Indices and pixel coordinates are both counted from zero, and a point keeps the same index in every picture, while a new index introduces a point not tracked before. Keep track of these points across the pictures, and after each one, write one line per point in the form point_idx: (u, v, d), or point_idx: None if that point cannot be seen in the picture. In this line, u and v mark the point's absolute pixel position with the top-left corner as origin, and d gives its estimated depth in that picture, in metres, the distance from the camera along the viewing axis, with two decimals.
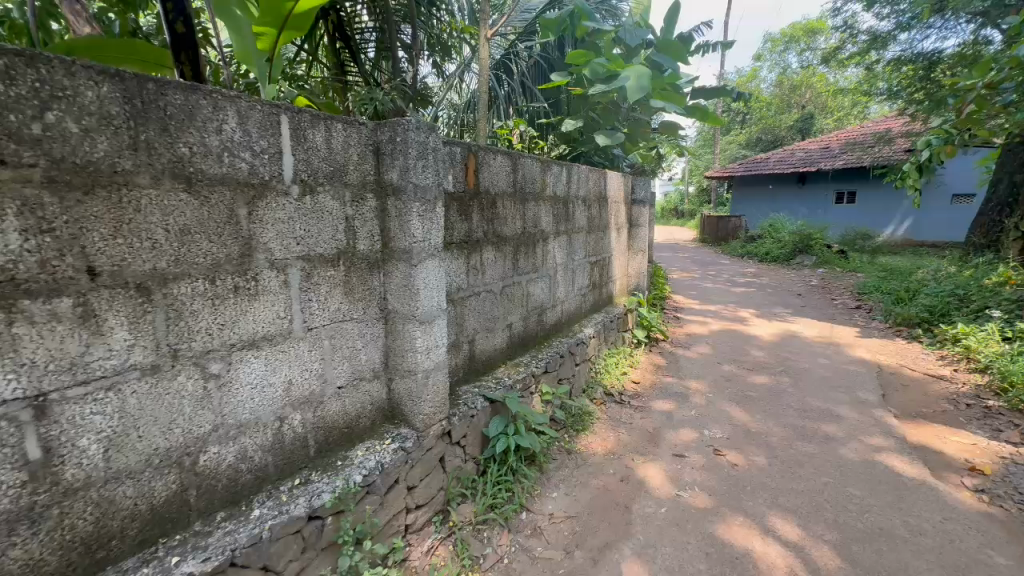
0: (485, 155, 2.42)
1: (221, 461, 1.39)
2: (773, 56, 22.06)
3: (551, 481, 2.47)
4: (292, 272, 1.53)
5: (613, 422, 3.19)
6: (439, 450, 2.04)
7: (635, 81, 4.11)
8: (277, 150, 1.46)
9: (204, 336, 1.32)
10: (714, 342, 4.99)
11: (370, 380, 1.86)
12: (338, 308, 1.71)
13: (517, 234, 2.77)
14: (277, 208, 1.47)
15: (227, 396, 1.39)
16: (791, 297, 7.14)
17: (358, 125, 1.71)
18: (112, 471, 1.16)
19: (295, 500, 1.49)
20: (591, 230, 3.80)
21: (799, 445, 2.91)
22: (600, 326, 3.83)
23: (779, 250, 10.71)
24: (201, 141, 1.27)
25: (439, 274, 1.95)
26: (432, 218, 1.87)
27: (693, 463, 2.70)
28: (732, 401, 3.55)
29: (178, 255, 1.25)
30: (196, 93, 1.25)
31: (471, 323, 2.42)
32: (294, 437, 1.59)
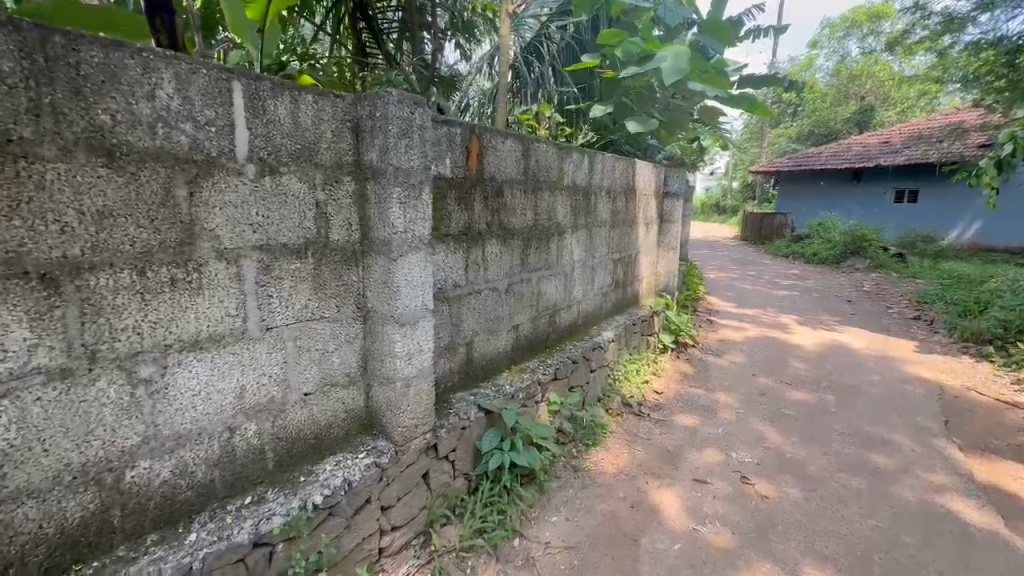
0: (491, 137, 2.17)
1: (154, 477, 1.22)
2: (831, 42, 20.59)
3: (552, 503, 2.23)
4: (247, 264, 1.34)
5: (628, 437, 2.90)
6: (422, 466, 1.84)
7: (672, 61, 3.73)
8: (228, 122, 1.27)
9: (131, 336, 1.14)
10: (749, 350, 4.58)
11: (344, 387, 1.66)
12: (305, 305, 1.51)
13: (528, 227, 2.51)
14: (226, 190, 1.27)
15: (161, 404, 1.21)
16: (840, 303, 6.55)
17: (333, 97, 1.50)
18: (9, 490, 1.00)
19: (240, 524, 1.31)
20: (616, 225, 3.49)
21: (843, 477, 2.54)
22: (621, 329, 3.53)
23: (828, 252, 9.95)
24: (127, 107, 1.08)
25: (425, 270, 1.73)
26: (417, 206, 1.65)
27: (716, 492, 2.39)
28: (766, 420, 3.19)
29: (97, 241, 1.07)
30: (120, 50, 1.06)
31: (469, 324, 2.19)
32: (247, 450, 1.41)
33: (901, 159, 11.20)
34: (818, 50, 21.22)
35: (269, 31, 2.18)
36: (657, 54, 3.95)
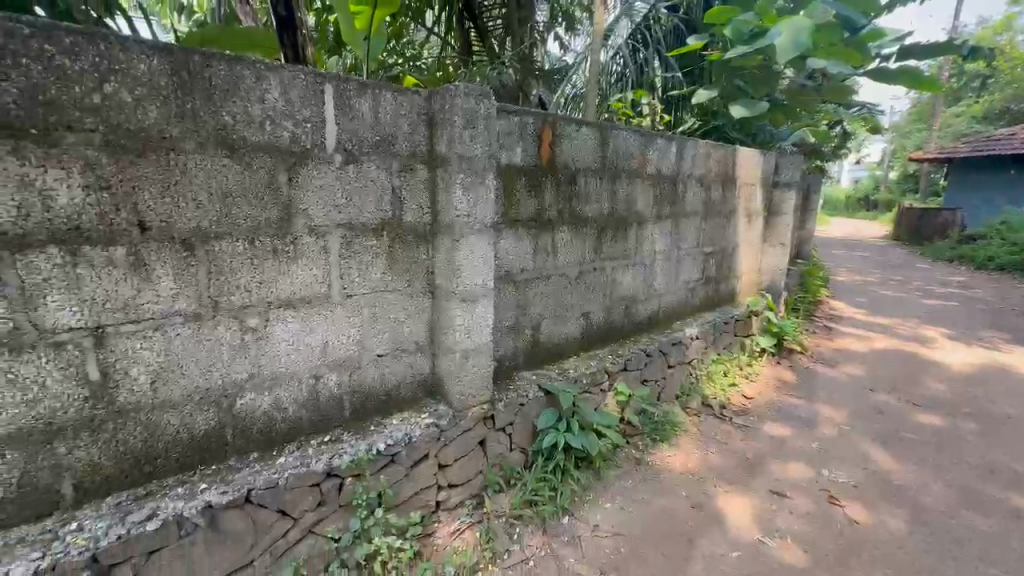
0: (565, 126, 2.21)
1: (257, 408, 1.52)
2: None
3: (608, 490, 2.24)
4: (331, 239, 1.58)
5: (704, 438, 2.77)
6: (479, 434, 1.99)
7: (789, 36, 3.36)
8: (320, 119, 1.51)
9: (242, 292, 1.44)
10: (873, 363, 3.99)
11: (412, 353, 1.86)
12: (379, 278, 1.72)
13: (603, 216, 2.50)
14: (318, 176, 1.52)
15: (263, 349, 1.50)
16: (1015, 319, 5.33)
17: (410, 94, 1.68)
18: (158, 400, 1.35)
19: (318, 456, 1.58)
20: (708, 216, 3.28)
21: (967, 516, 2.15)
22: (709, 327, 3.33)
23: (1011, 256, 8.09)
24: (244, 110, 1.37)
25: (487, 252, 1.86)
26: (480, 192, 1.79)
27: (794, 507, 2.20)
28: (877, 441, 2.79)
29: (221, 216, 1.38)
30: (240, 64, 1.34)
31: (536, 308, 2.28)
32: (329, 396, 1.67)
33: None
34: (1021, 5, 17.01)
35: (374, 38, 2.45)
36: (772, 29, 3.58)
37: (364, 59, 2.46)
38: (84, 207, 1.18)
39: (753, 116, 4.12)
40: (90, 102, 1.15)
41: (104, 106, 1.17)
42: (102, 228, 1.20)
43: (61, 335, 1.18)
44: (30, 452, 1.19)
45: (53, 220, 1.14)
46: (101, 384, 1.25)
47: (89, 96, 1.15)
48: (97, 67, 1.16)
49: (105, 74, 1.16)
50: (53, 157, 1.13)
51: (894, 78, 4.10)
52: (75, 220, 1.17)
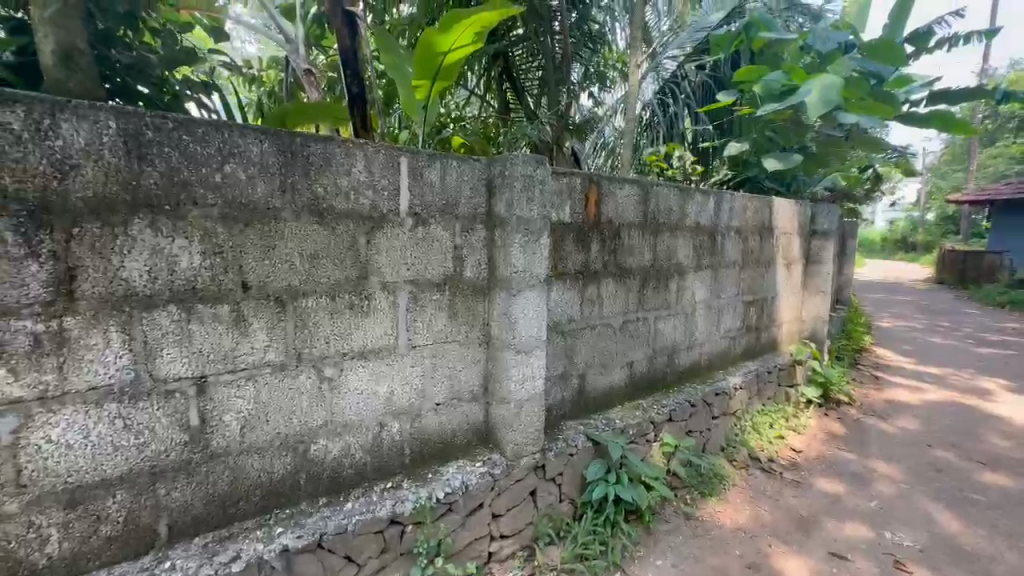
0: (610, 185, 2.34)
1: (328, 453, 1.61)
2: None
3: (658, 546, 2.20)
4: (401, 294, 1.71)
5: (753, 493, 2.69)
6: (530, 483, 2.02)
7: (818, 93, 3.48)
8: (395, 187, 1.67)
9: (322, 344, 1.57)
10: (928, 416, 3.81)
11: (468, 402, 1.94)
12: (441, 330, 1.83)
13: (645, 267, 2.58)
14: (391, 238, 1.67)
15: (337, 397, 1.61)
16: None
17: (473, 162, 1.84)
18: (245, 444, 1.45)
19: (382, 502, 1.65)
20: (747, 265, 3.32)
21: None
22: (752, 377, 3.29)
23: None
24: (333, 182, 1.54)
25: (540, 305, 1.96)
26: (535, 249, 1.91)
27: (857, 572, 2.10)
28: (940, 501, 2.66)
29: (309, 275, 1.52)
30: (333, 143, 1.53)
31: (583, 357, 2.33)
32: (391, 443, 1.75)
33: None
34: None
35: (431, 106, 2.69)
36: (802, 87, 3.72)
37: (422, 125, 2.69)
38: (200, 270, 1.34)
39: (785, 167, 4.21)
40: (212, 180, 1.34)
41: (224, 183, 1.36)
42: (213, 288, 1.36)
43: (171, 384, 1.32)
44: (136, 492, 1.30)
45: (175, 281, 1.31)
46: (200, 429, 1.37)
47: (211, 176, 1.34)
48: (220, 151, 1.35)
49: (225, 158, 1.35)
50: (180, 228, 1.30)
51: (932, 124, 4.13)
52: (191, 280, 1.33)
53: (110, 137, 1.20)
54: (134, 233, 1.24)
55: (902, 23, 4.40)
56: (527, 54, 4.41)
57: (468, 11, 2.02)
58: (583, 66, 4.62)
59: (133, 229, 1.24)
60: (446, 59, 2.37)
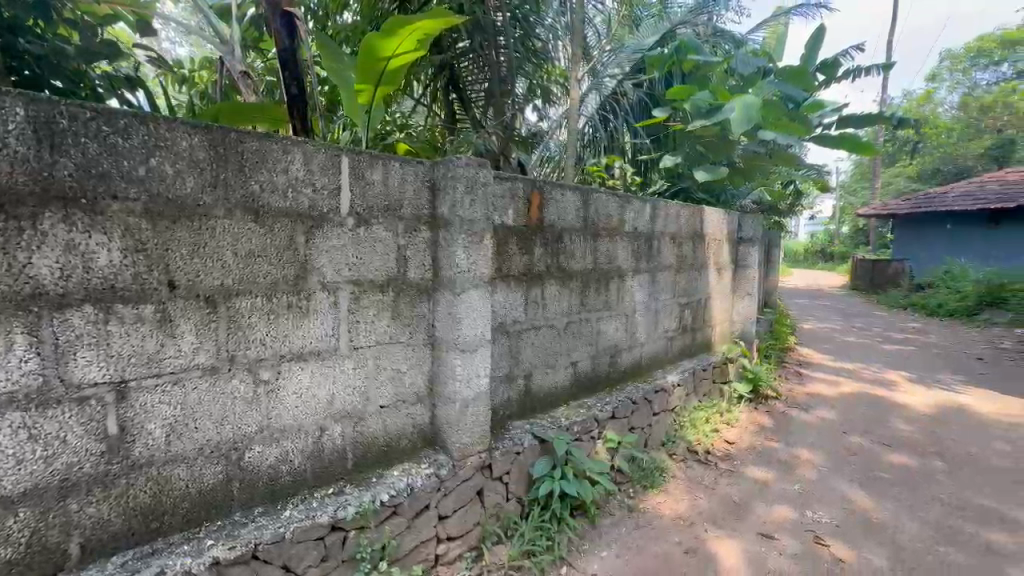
0: (552, 190, 2.43)
1: (263, 460, 1.55)
2: (951, 74, 18.24)
3: (603, 538, 2.28)
4: (342, 295, 1.69)
5: (691, 484, 2.84)
6: (476, 483, 2.04)
7: (740, 111, 3.80)
8: (335, 187, 1.66)
9: (257, 346, 1.51)
10: (843, 406, 4.18)
11: (413, 404, 1.92)
12: (384, 330, 1.82)
13: (587, 270, 2.68)
14: (331, 237, 1.65)
15: (274, 401, 1.56)
16: (966, 362, 5.68)
17: (416, 164, 1.86)
18: (171, 453, 1.37)
19: (323, 508, 1.60)
20: (682, 269, 3.53)
21: (944, 551, 2.27)
22: (689, 374, 3.48)
23: (957, 303, 8.68)
24: (270, 179, 1.51)
25: (484, 305, 2.00)
26: (478, 250, 1.95)
27: (783, 548, 2.27)
28: (853, 481, 2.92)
29: (242, 275, 1.48)
30: (269, 140, 1.50)
31: (527, 357, 2.38)
32: (332, 448, 1.71)
33: None
34: (937, 81, 19.06)
35: (374, 110, 2.68)
36: (726, 105, 4.05)
37: (365, 130, 2.68)
38: (120, 268, 1.27)
39: (714, 179, 4.53)
40: (135, 173, 1.28)
41: (148, 177, 1.30)
42: (135, 287, 1.29)
43: (86, 390, 1.23)
44: (42, 509, 1.19)
45: (91, 280, 1.23)
46: (119, 438, 1.29)
47: (135, 168, 1.28)
48: (145, 143, 1.29)
49: (151, 151, 1.30)
50: (98, 224, 1.23)
51: (841, 145, 4.59)
52: (110, 279, 1.25)
53: (17, 124, 1.12)
54: (44, 228, 1.16)
55: (814, 53, 4.88)
56: (472, 65, 4.49)
57: (409, 17, 2.03)
58: (526, 80, 4.71)
59: (43, 224, 1.16)
60: (389, 64, 2.38)
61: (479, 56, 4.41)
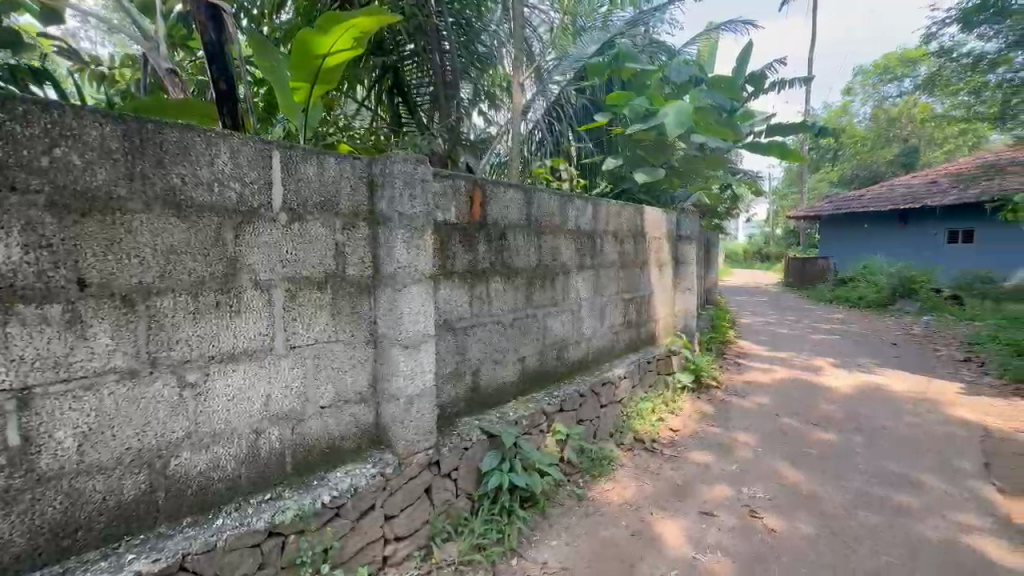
0: (493, 188, 2.47)
1: (192, 468, 1.47)
2: (863, 88, 20.04)
3: (553, 528, 2.32)
4: (276, 292, 1.64)
5: (637, 471, 2.94)
6: (424, 480, 2.03)
7: (673, 116, 4.03)
8: (266, 181, 1.61)
9: (182, 347, 1.44)
10: (776, 392, 4.47)
11: (356, 404, 1.89)
12: (323, 329, 1.78)
13: (531, 267, 2.74)
14: (263, 233, 1.60)
15: (203, 405, 1.49)
16: (881, 346, 6.23)
17: (352, 160, 1.85)
18: (84, 464, 1.28)
19: (259, 514, 1.54)
20: (624, 266, 3.66)
21: (862, 515, 2.48)
22: (634, 367, 3.61)
23: (874, 295, 9.51)
24: (193, 172, 1.45)
25: (427, 300, 2.00)
26: (418, 245, 1.95)
27: (722, 524, 2.40)
28: (784, 458, 3.13)
29: (164, 272, 1.41)
30: (191, 131, 1.44)
31: (475, 354, 2.40)
32: (269, 451, 1.65)
33: (948, 199, 10.66)
34: (851, 94, 20.88)
35: (312, 109, 2.63)
36: (660, 111, 4.27)
37: (302, 129, 2.62)
38: (21, 265, 1.18)
39: (653, 181, 4.76)
40: (37, 164, 1.20)
41: (52, 168, 1.22)
42: (39, 286, 1.20)
43: None
44: None
45: None
46: (21, 450, 1.19)
47: (37, 159, 1.20)
48: (48, 132, 1.21)
49: (55, 140, 1.22)
50: None
51: (771, 152, 4.89)
52: (9, 278, 1.16)
53: None
54: None
55: (743, 66, 5.23)
56: (416, 69, 4.50)
57: (343, 15, 2.00)
58: (471, 85, 4.76)
59: None
60: (325, 61, 2.33)
61: (422, 58, 4.41)
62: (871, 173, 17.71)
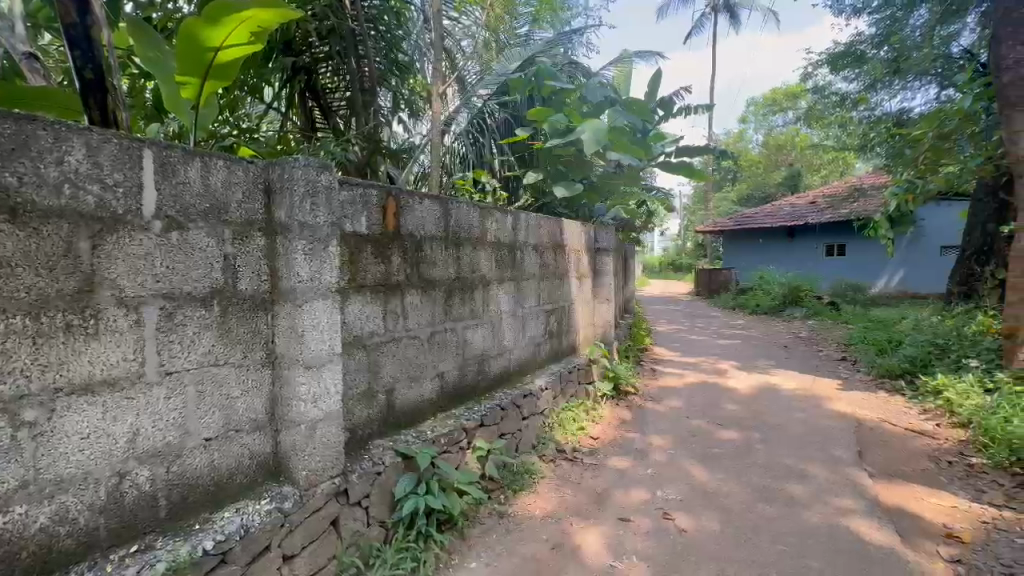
0: (408, 199, 2.38)
1: (29, 524, 1.23)
2: (755, 117, 22.45)
3: (473, 550, 2.26)
4: (147, 312, 1.43)
5: (559, 481, 2.96)
6: (330, 512, 1.88)
7: (590, 134, 4.21)
8: (137, 184, 1.41)
9: (16, 379, 1.20)
10: (688, 395, 4.74)
11: (249, 433, 1.70)
12: (208, 350, 1.58)
13: (449, 279, 2.67)
14: (130, 243, 1.40)
15: (45, 448, 1.25)
16: (775, 349, 6.89)
17: (245, 164, 1.68)
18: None
19: (120, 572, 1.32)
20: (545, 277, 3.72)
21: (760, 507, 2.67)
22: (555, 378, 3.65)
23: (769, 302, 10.54)
24: (35, 171, 1.23)
25: (333, 316, 1.86)
26: (323, 257, 1.81)
27: (638, 529, 2.47)
28: (695, 459, 3.31)
29: None
30: (32, 123, 1.23)
31: (389, 372, 2.28)
32: (137, 497, 1.42)
33: (824, 217, 12.14)
34: (746, 123, 23.30)
35: (204, 107, 2.36)
36: (578, 128, 4.45)
37: (191, 129, 2.34)
38: None
39: (571, 195, 4.93)
40: None
41: None
42: None
43: None
44: None
45: None
46: None
47: None
48: None
49: None
50: None
51: (679, 171, 5.27)
52: None
53: None
54: None
55: (655, 91, 5.60)
56: (333, 73, 4.34)
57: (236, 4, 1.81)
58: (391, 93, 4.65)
59: None
60: (218, 55, 2.10)
61: (337, 61, 4.22)
62: (764, 193, 19.81)
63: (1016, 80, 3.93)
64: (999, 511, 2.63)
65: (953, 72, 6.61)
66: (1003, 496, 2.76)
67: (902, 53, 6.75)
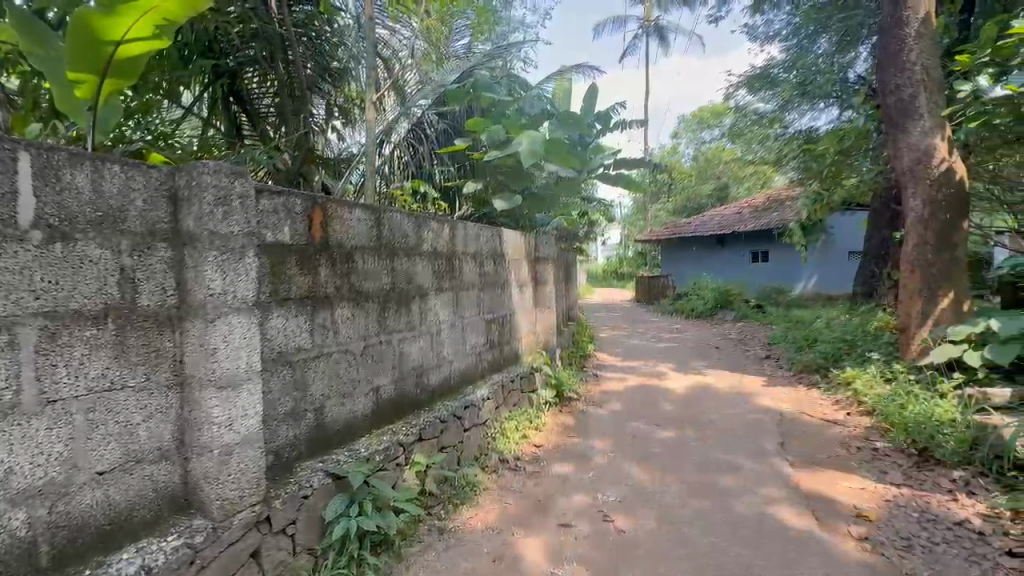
0: (337, 208, 2.30)
1: None
2: (687, 133, 23.87)
3: (411, 569, 2.19)
4: (24, 333, 1.27)
5: (502, 491, 2.95)
6: (251, 542, 1.76)
7: (528, 145, 4.32)
8: (12, 189, 1.27)
9: None
10: (628, 398, 4.89)
11: (152, 463, 1.55)
12: (100, 373, 1.43)
13: (384, 290, 2.60)
14: (4, 257, 1.24)
15: None
16: (710, 350, 7.28)
17: (146, 169, 1.55)
18: None
19: None
20: (485, 286, 3.72)
21: (694, 502, 2.79)
22: (497, 387, 3.64)
23: (702, 306, 11.16)
24: None
25: (249, 331, 1.74)
26: (236, 269, 1.71)
27: (579, 533, 2.50)
28: (634, 459, 3.41)
29: None
30: None
31: (318, 389, 2.16)
32: (10, 545, 1.25)
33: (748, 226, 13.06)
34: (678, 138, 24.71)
35: (106, 109, 2.13)
36: (516, 139, 4.54)
37: (91, 131, 2.10)
38: None
39: (510, 206, 5.01)
40: None
41: None
42: None
43: None
44: None
45: None
46: None
47: None
48: None
49: None
50: None
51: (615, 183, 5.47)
52: None
53: None
54: None
55: (591, 107, 5.81)
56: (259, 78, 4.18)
57: None
58: (324, 100, 4.51)
59: None
60: (118, 51, 1.92)
61: (263, 65, 4.04)
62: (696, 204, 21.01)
63: (898, 103, 4.47)
64: (900, 489, 2.89)
65: (849, 95, 7.39)
66: (901, 475, 3.05)
67: (807, 77, 7.48)
